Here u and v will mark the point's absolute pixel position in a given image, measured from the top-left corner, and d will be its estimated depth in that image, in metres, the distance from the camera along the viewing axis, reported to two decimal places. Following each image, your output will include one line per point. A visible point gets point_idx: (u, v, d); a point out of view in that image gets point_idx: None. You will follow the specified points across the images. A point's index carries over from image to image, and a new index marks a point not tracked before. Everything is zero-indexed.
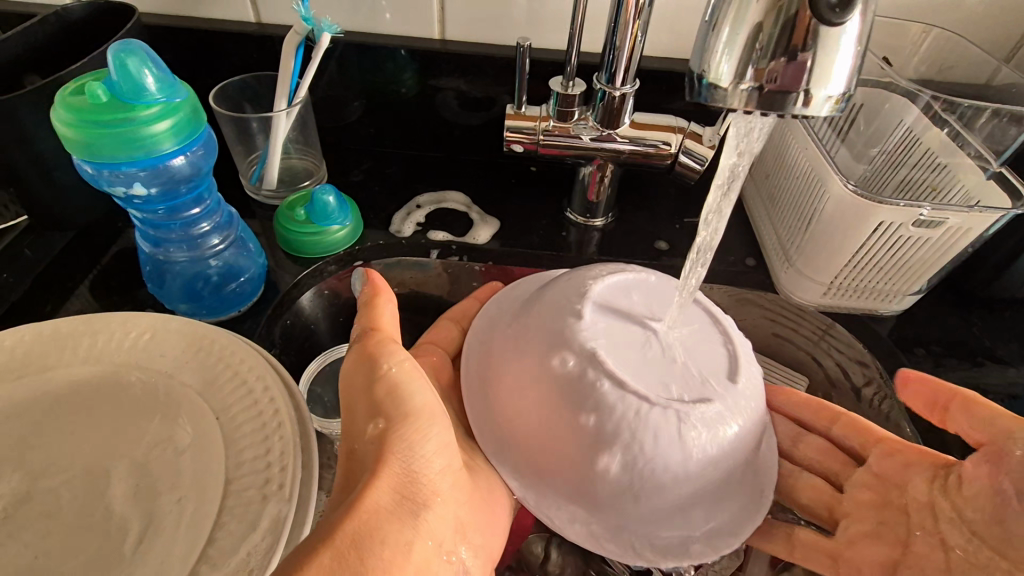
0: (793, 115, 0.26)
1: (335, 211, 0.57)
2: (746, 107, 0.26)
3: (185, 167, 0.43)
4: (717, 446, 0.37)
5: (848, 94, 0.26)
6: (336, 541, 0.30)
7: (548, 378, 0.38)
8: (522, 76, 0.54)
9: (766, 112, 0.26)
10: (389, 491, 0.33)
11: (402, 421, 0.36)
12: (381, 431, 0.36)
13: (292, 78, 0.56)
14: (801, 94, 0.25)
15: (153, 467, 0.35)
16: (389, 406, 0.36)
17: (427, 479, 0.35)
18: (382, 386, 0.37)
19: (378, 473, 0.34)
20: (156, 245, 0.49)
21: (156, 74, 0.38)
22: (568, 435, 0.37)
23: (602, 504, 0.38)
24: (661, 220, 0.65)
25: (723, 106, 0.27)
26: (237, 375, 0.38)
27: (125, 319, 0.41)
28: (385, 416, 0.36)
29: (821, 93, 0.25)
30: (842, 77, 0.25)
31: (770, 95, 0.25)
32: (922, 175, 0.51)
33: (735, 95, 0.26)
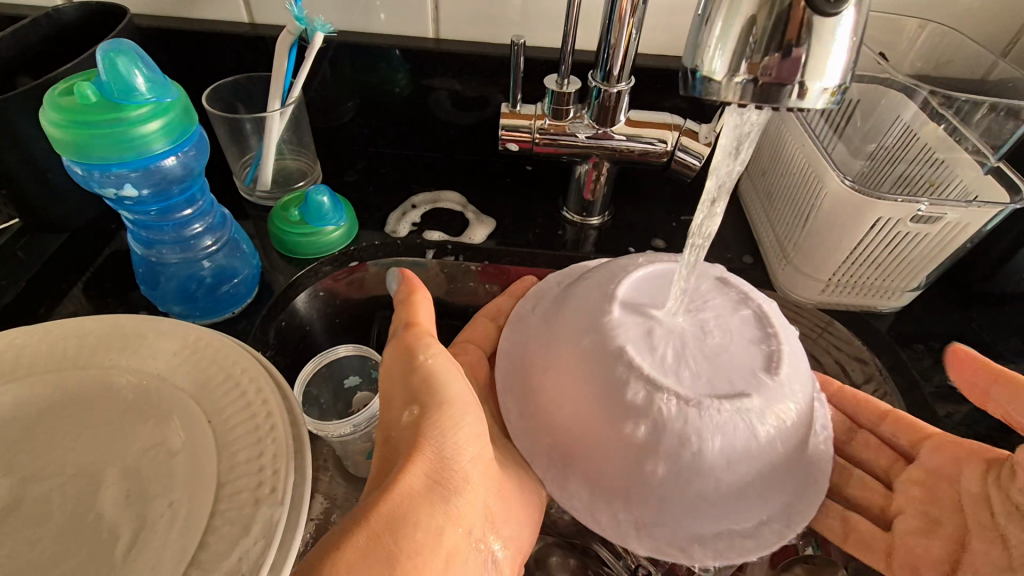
0: (788, 108, 0.26)
1: (330, 211, 0.57)
2: (741, 100, 0.26)
3: (177, 168, 0.42)
4: (760, 439, 0.37)
5: (844, 86, 0.26)
6: (369, 521, 0.31)
7: (586, 370, 0.39)
8: (517, 74, 0.53)
9: (761, 105, 0.26)
10: (421, 475, 0.34)
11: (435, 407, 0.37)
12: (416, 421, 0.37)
13: (285, 79, 0.56)
14: (797, 87, 0.25)
15: (144, 471, 0.35)
16: (425, 394, 0.37)
17: (460, 465, 0.36)
18: (418, 376, 0.38)
19: (411, 456, 0.35)
20: (149, 246, 0.48)
21: (147, 74, 0.38)
22: (605, 426, 0.37)
23: (637, 504, 0.38)
24: (658, 217, 0.65)
25: (717, 99, 0.26)
26: (230, 377, 0.38)
27: (118, 321, 0.41)
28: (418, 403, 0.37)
29: (817, 85, 0.25)
30: (838, 69, 0.25)
31: (764, 88, 0.25)
32: (920, 170, 0.51)
33: (729, 89, 0.26)
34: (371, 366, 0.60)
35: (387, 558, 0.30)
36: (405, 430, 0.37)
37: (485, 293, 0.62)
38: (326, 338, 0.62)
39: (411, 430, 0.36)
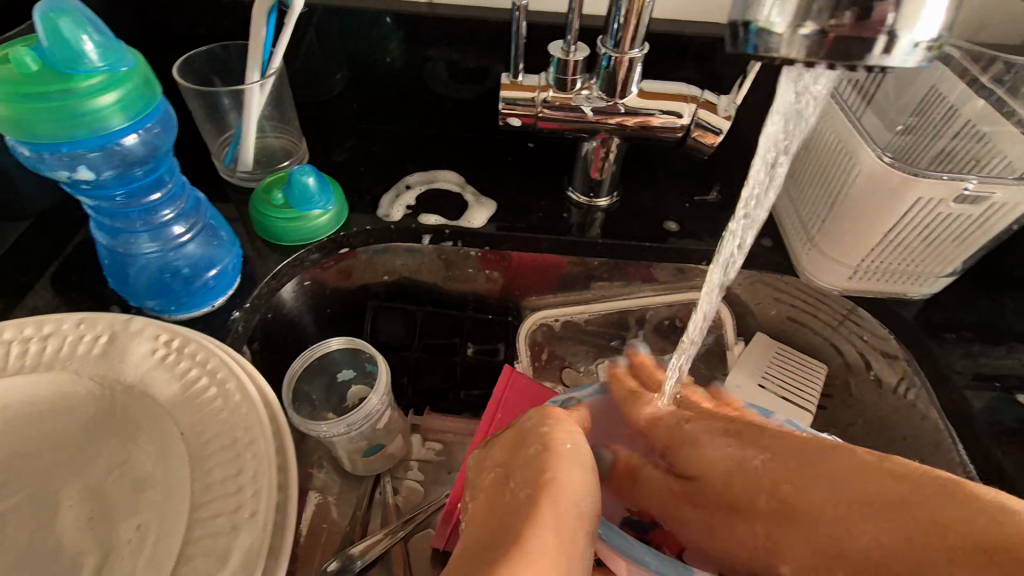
0: (867, 67, 0.21)
1: (316, 193, 0.52)
2: (809, 55, 0.21)
3: (139, 146, 0.38)
4: None
5: (935, 45, 0.21)
6: None
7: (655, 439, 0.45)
8: (519, 40, 0.48)
9: (834, 62, 0.21)
10: (478, 544, 0.24)
11: (552, 453, 0.27)
12: (527, 494, 0.25)
13: (264, 47, 0.50)
14: (883, 39, 0.20)
15: (110, 491, 0.32)
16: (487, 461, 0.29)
17: (517, 458, 0.27)
18: (510, 459, 0.28)
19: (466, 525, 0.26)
20: (116, 236, 0.44)
21: (98, 39, 0.33)
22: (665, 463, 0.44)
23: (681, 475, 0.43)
24: (670, 197, 0.61)
25: (777, 57, 0.22)
26: (206, 384, 0.34)
27: (80, 320, 0.37)
28: (515, 464, 0.27)
29: (906, 38, 0.20)
30: (931, 24, 0.20)
31: (840, 42, 0.20)
32: (963, 144, 0.46)
33: (792, 44, 0.21)
34: (364, 360, 0.56)
35: None
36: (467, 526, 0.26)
37: (485, 279, 0.60)
38: (315, 330, 0.58)
39: (511, 482, 0.26)
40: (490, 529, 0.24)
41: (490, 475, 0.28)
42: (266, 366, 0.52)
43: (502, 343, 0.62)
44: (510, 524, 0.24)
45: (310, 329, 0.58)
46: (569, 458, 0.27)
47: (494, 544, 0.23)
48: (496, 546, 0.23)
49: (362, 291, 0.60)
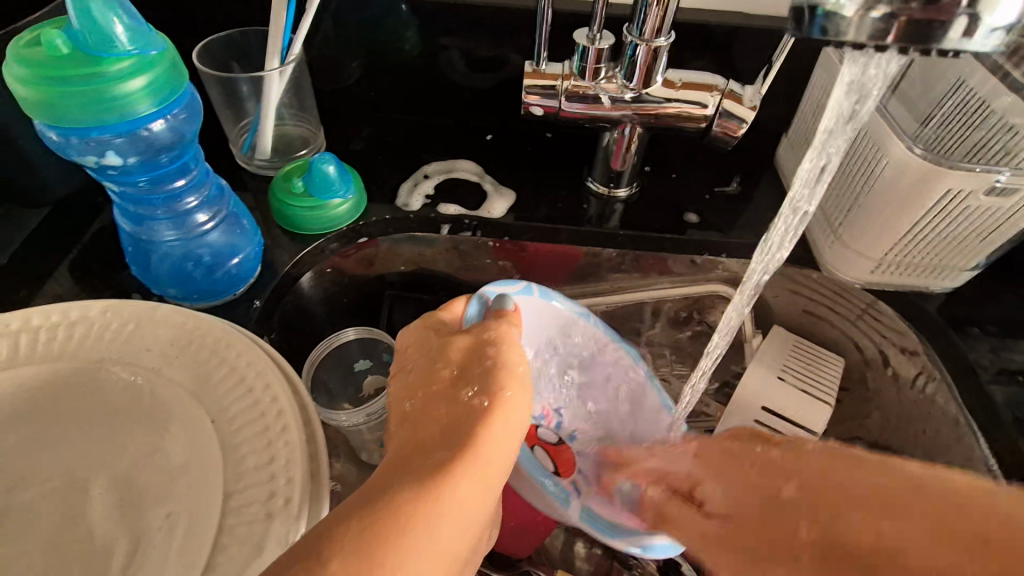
0: (941, 49, 0.21)
1: (336, 181, 0.52)
2: (877, 37, 0.21)
3: (165, 132, 0.37)
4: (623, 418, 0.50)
5: (1015, 25, 0.21)
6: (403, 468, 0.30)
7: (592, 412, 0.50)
8: (543, 28, 0.48)
9: (905, 45, 0.21)
10: (425, 436, 0.33)
11: (503, 383, 0.35)
12: (477, 399, 0.34)
13: (284, 34, 0.50)
14: (962, 21, 0.20)
15: (138, 480, 0.32)
16: (430, 375, 0.37)
17: (457, 378, 0.36)
18: (452, 380, 0.36)
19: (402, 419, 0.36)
20: (139, 223, 0.43)
21: (128, 22, 0.32)
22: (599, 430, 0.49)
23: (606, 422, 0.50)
24: (689, 188, 0.60)
25: (845, 40, 0.21)
26: (235, 373, 0.34)
27: (106, 308, 0.37)
28: (467, 378, 0.36)
29: (985, 19, 0.20)
30: (1013, 3, 0.20)
31: (915, 25, 0.20)
32: (994, 136, 0.46)
33: (862, 27, 0.21)
34: (380, 351, 0.57)
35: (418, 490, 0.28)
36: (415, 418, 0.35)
37: (502, 269, 0.59)
38: (333, 320, 0.58)
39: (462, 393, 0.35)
40: (428, 442, 0.32)
41: (448, 368, 0.37)
42: (286, 355, 0.52)
43: None
44: (452, 440, 0.32)
45: (327, 320, 0.58)
46: (513, 380, 0.36)
47: (440, 448, 0.31)
48: (431, 458, 0.31)
49: (380, 281, 0.60)
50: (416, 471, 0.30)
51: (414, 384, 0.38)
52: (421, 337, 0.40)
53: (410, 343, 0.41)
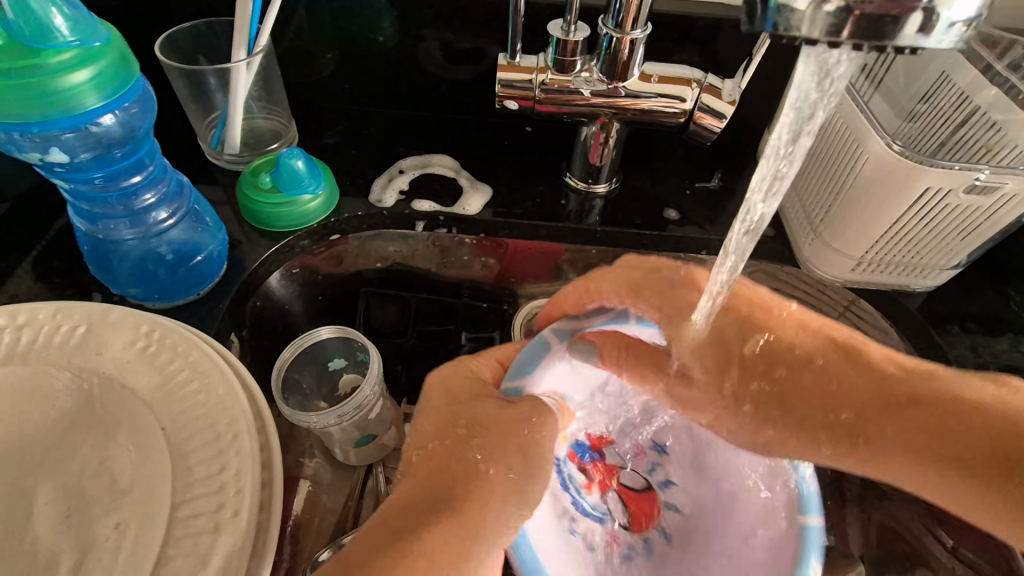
0: (899, 47, 0.19)
1: (306, 176, 0.50)
2: (833, 33, 0.19)
3: (116, 127, 0.36)
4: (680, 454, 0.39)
5: (975, 22, 0.19)
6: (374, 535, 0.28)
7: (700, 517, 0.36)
8: (516, 19, 0.46)
9: (862, 43, 0.19)
10: (413, 502, 0.30)
11: (514, 439, 0.31)
12: (489, 461, 0.30)
13: (250, 24, 0.48)
14: (920, 15, 0.18)
15: (87, 489, 0.31)
16: (455, 414, 0.33)
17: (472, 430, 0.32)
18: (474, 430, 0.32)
19: (415, 462, 0.32)
20: (96, 221, 0.42)
21: (68, 13, 0.31)
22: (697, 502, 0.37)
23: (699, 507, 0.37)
24: (670, 184, 0.59)
25: (797, 36, 0.20)
26: (186, 378, 0.33)
27: (56, 310, 0.35)
28: (485, 423, 0.32)
29: (945, 14, 0.19)
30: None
31: (871, 20, 0.19)
32: (974, 134, 0.45)
33: (816, 23, 0.19)
34: (356, 349, 0.55)
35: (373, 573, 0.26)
36: (423, 470, 0.32)
37: (481, 266, 0.58)
38: (307, 318, 0.57)
39: (472, 446, 0.31)
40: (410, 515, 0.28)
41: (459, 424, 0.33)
42: (256, 355, 0.51)
43: (498, 330, 0.60)
44: (441, 503, 0.29)
45: (301, 317, 0.56)
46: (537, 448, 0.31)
47: (430, 511, 0.29)
48: (408, 521, 0.28)
49: (355, 278, 0.59)
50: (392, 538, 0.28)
51: (440, 416, 0.34)
52: (467, 369, 0.36)
53: (441, 375, 0.37)
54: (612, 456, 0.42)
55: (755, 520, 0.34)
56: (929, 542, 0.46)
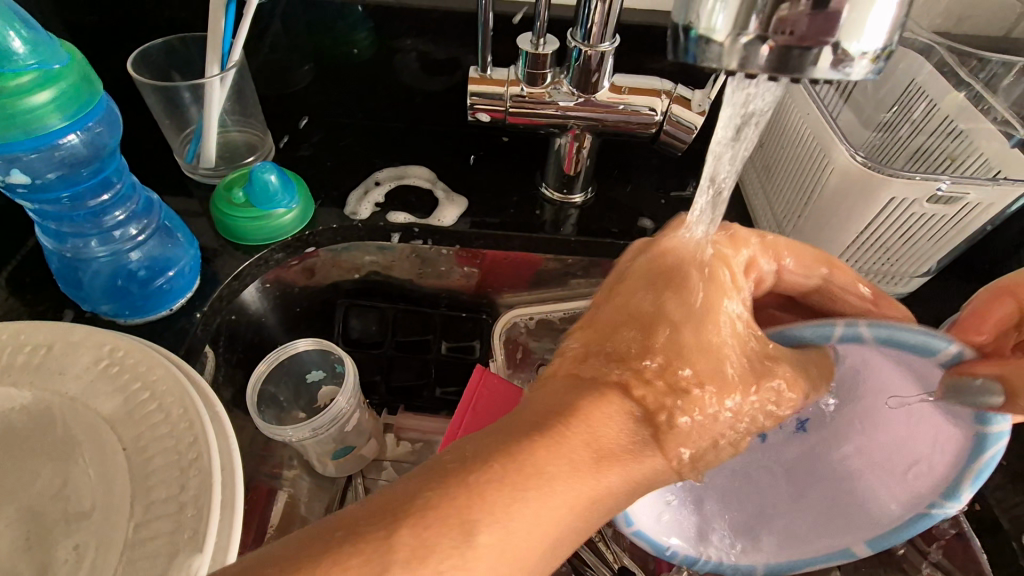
0: (813, 78, 0.20)
1: (279, 191, 0.50)
2: (749, 67, 0.20)
3: (80, 146, 0.36)
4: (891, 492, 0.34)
5: (887, 52, 0.20)
6: (518, 461, 0.26)
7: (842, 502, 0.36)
8: (486, 32, 0.47)
9: (778, 75, 0.20)
10: (584, 441, 0.27)
11: (700, 390, 0.30)
12: (683, 417, 0.29)
13: (222, 40, 0.48)
14: (829, 50, 0.19)
15: (46, 510, 0.31)
16: (672, 312, 0.32)
17: (679, 368, 0.30)
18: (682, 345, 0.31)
19: (624, 363, 0.30)
20: (64, 239, 0.42)
21: (26, 35, 0.31)
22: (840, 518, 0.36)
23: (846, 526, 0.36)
24: (646, 193, 0.60)
25: (717, 67, 0.21)
26: (149, 398, 0.33)
27: (19, 331, 0.35)
28: (663, 351, 0.31)
29: (854, 47, 0.19)
30: (879, 30, 0.19)
31: (782, 52, 0.19)
32: (939, 143, 0.45)
33: (734, 53, 0.20)
34: (333, 361, 0.55)
35: (529, 501, 0.25)
36: (620, 390, 0.29)
37: (460, 276, 0.58)
38: (284, 330, 0.57)
39: (640, 394, 0.29)
40: (593, 448, 0.27)
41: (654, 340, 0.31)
42: (231, 369, 0.51)
43: (477, 340, 0.61)
44: (608, 448, 0.28)
45: (276, 330, 0.56)
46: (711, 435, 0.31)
47: (601, 451, 0.27)
48: (566, 455, 0.27)
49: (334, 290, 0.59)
50: (538, 468, 0.26)
51: (617, 312, 0.33)
52: (668, 260, 0.34)
53: (643, 267, 0.34)
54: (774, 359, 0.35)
55: (868, 483, 0.36)
56: None
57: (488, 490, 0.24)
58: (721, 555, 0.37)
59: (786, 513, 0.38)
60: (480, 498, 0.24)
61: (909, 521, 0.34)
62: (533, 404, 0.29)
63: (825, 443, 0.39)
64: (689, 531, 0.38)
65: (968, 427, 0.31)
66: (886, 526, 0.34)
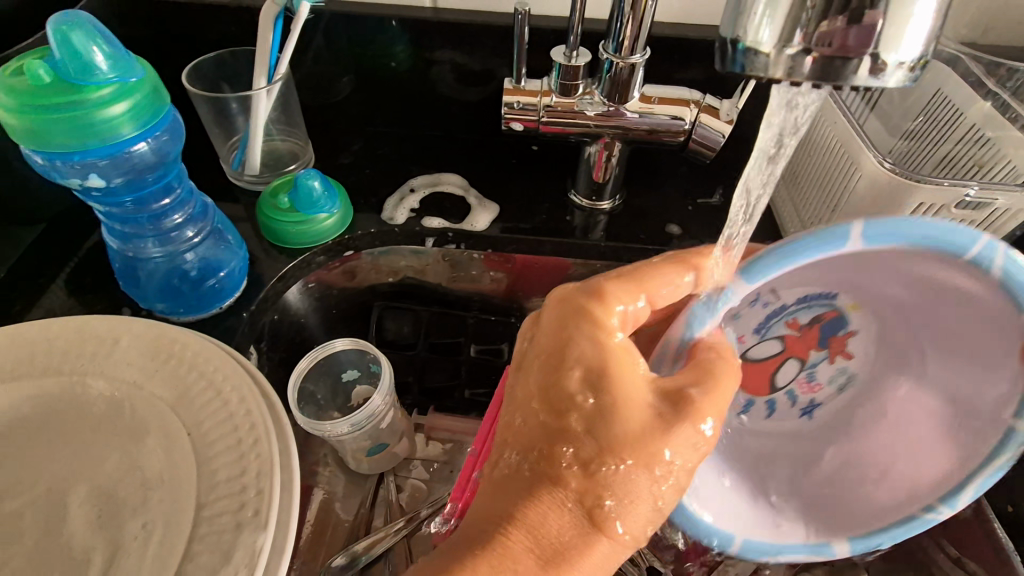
0: (853, 87, 0.21)
1: (321, 197, 0.53)
2: (793, 77, 0.21)
3: (149, 154, 0.39)
4: (884, 497, 0.37)
5: (923, 60, 0.22)
6: (465, 570, 0.29)
7: (828, 490, 0.39)
8: (522, 45, 0.49)
9: (820, 83, 0.21)
10: (524, 546, 0.30)
11: (631, 474, 0.30)
12: (609, 500, 0.30)
13: (271, 54, 0.51)
14: (868, 60, 0.21)
15: (117, 490, 0.33)
16: (590, 385, 0.32)
17: (612, 448, 0.31)
18: (599, 426, 0.31)
19: (555, 441, 0.31)
20: (126, 240, 0.45)
21: (107, 50, 0.33)
22: (825, 513, 0.38)
23: (841, 517, 0.37)
24: (673, 200, 0.61)
25: (762, 76, 0.22)
26: (212, 387, 0.35)
27: (90, 324, 0.38)
28: (584, 437, 0.31)
29: (892, 58, 0.21)
30: (916, 41, 0.21)
31: (824, 63, 0.21)
32: (966, 150, 0.46)
33: (778, 64, 0.21)
34: (369, 360, 0.57)
35: None
36: (558, 486, 0.31)
37: (490, 280, 0.60)
38: (322, 330, 0.59)
39: (574, 488, 0.30)
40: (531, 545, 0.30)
41: (577, 409, 0.31)
42: (273, 366, 0.54)
43: (506, 343, 0.63)
44: (552, 548, 0.30)
45: (316, 330, 0.58)
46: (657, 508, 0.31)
47: (545, 553, 0.30)
48: (507, 567, 0.30)
49: (370, 292, 0.61)
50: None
51: (539, 374, 0.33)
52: (595, 308, 0.34)
53: (549, 338, 0.34)
54: (810, 317, 0.37)
55: (862, 482, 0.38)
56: (935, 554, 0.46)
57: None
58: (798, 541, 0.36)
59: (821, 491, 0.39)
60: None
61: (893, 527, 0.36)
62: (475, 511, 0.32)
63: (834, 425, 0.41)
64: (738, 518, 0.36)
65: (994, 432, 0.34)
66: (922, 501, 0.36)
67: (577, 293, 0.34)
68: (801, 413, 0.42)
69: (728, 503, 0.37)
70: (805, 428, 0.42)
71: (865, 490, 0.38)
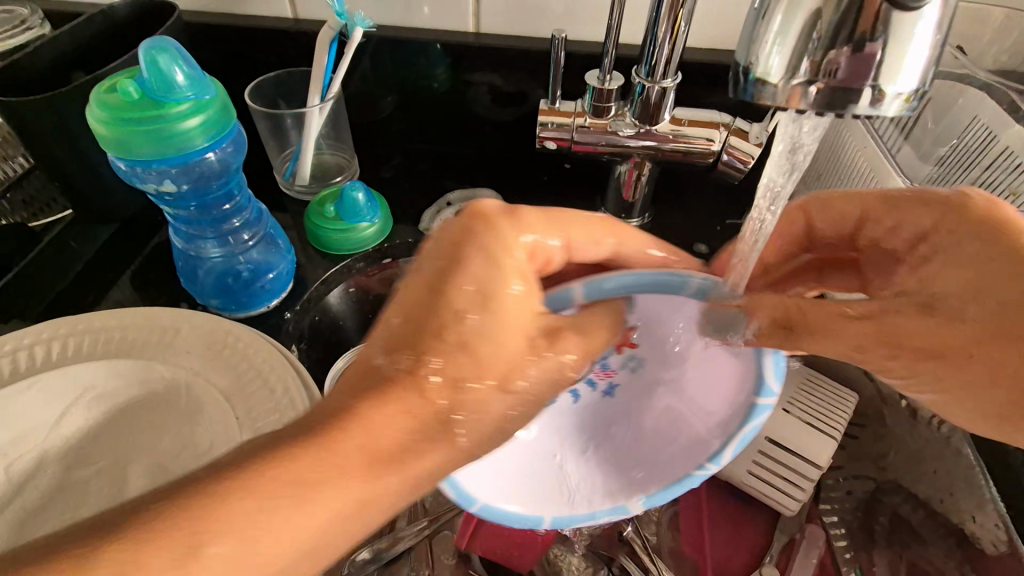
0: (856, 115, 0.23)
1: (364, 207, 0.57)
2: (799, 105, 0.23)
3: (215, 163, 0.43)
4: (696, 426, 0.35)
5: (922, 90, 0.23)
6: (266, 460, 0.23)
7: (614, 455, 0.37)
8: (558, 69, 0.52)
9: (825, 111, 0.23)
10: (363, 455, 0.24)
11: (490, 396, 0.27)
12: (460, 416, 0.26)
13: (324, 75, 0.56)
14: (868, 91, 0.22)
15: (173, 466, 0.36)
16: (467, 286, 0.27)
17: (486, 359, 0.26)
18: (487, 332, 0.26)
19: (434, 333, 0.26)
20: (189, 241, 0.49)
21: (187, 72, 0.38)
22: (642, 466, 0.36)
23: (619, 473, 0.36)
24: (702, 220, 0.62)
25: (770, 104, 0.24)
26: (260, 376, 0.38)
27: (155, 314, 0.42)
28: (456, 352, 0.26)
29: (891, 89, 0.22)
30: (915, 72, 0.22)
31: (828, 92, 0.23)
32: (999, 177, 0.46)
33: (786, 93, 0.23)
34: None
35: (283, 514, 0.22)
36: (413, 402, 0.25)
37: None
38: None
39: (434, 404, 0.26)
40: (347, 455, 0.24)
41: (455, 316, 0.26)
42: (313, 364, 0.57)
43: None
44: (388, 451, 0.25)
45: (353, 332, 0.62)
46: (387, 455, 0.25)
47: (380, 455, 0.25)
48: (353, 482, 0.24)
49: None
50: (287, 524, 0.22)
51: (445, 261, 0.28)
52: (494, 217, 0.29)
53: (450, 236, 0.29)
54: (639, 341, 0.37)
55: (626, 451, 0.37)
56: None
57: (189, 502, 0.22)
58: (592, 507, 0.34)
59: (581, 472, 0.36)
60: (201, 521, 0.21)
61: (666, 485, 0.34)
62: (326, 399, 0.26)
63: (624, 406, 0.39)
64: (526, 500, 0.34)
65: (749, 384, 0.33)
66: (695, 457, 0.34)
67: (495, 211, 0.30)
68: (602, 394, 0.40)
69: (506, 480, 0.35)
70: (603, 411, 0.39)
71: (663, 448, 0.36)
